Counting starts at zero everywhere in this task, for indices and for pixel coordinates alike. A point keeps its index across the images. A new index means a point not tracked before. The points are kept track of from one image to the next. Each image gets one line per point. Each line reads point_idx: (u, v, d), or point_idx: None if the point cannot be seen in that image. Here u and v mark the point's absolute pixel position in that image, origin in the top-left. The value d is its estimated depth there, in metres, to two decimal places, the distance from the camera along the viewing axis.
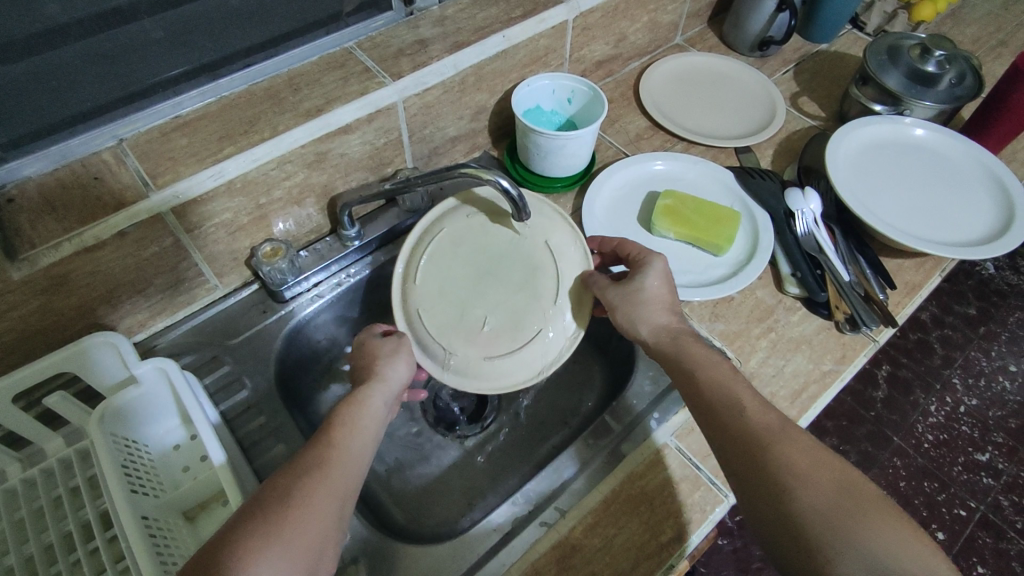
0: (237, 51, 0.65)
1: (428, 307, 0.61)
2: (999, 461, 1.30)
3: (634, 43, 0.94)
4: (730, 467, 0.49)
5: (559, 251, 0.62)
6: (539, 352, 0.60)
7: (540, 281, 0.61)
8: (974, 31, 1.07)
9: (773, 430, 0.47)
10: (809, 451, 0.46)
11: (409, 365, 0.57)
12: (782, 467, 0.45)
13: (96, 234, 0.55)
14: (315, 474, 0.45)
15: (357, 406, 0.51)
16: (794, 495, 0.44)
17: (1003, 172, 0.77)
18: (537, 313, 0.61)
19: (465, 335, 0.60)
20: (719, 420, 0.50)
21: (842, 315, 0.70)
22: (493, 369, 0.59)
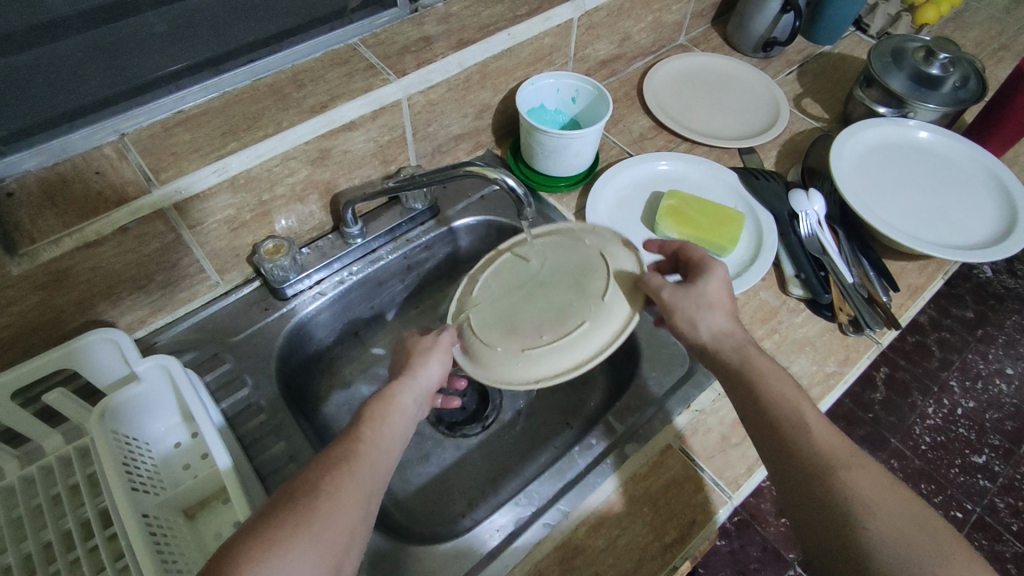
0: (242, 46, 0.64)
1: (472, 306, 0.60)
2: (996, 464, 1.30)
3: (638, 43, 0.93)
4: (789, 483, 0.49)
5: (612, 257, 0.60)
6: (581, 345, 0.54)
7: (592, 280, 0.58)
8: (976, 35, 1.07)
9: (840, 454, 0.47)
10: (876, 476, 0.46)
11: (441, 366, 0.56)
12: (849, 490, 0.45)
13: (97, 230, 0.54)
14: (342, 469, 0.45)
15: (387, 402, 0.51)
16: (860, 518, 0.44)
17: (1007, 176, 0.77)
18: (582, 307, 0.56)
19: (504, 329, 0.57)
20: (779, 434, 0.49)
21: (845, 316, 0.70)
22: (529, 362, 0.54)
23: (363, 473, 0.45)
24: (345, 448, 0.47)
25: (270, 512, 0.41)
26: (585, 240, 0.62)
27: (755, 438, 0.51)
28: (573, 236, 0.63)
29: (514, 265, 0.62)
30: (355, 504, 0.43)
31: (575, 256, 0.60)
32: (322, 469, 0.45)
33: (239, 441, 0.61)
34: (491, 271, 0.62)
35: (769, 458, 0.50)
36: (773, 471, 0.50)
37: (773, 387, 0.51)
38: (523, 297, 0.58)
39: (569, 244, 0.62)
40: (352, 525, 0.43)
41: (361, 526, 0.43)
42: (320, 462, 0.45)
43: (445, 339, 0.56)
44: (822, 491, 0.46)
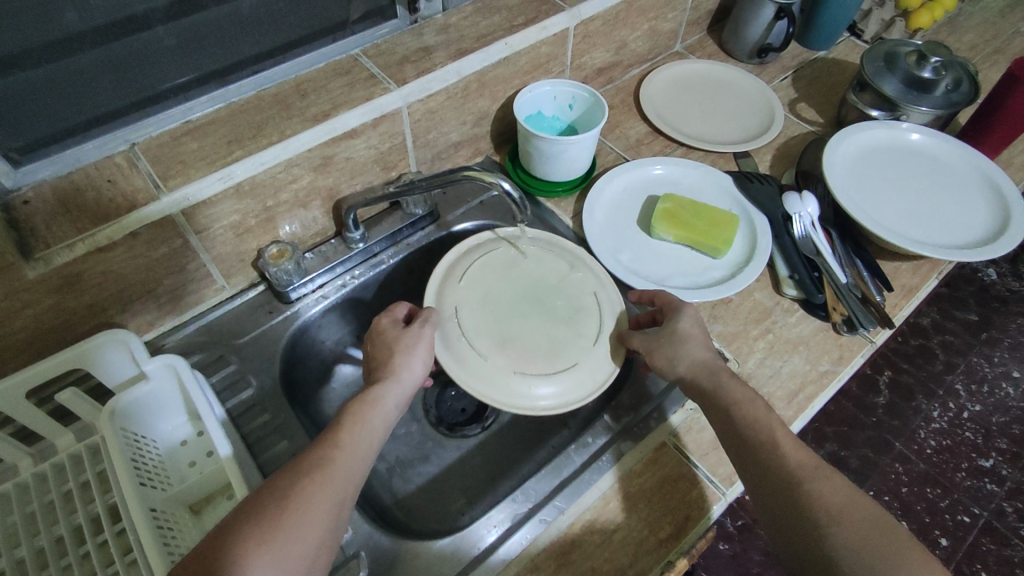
0: (247, 58, 0.67)
1: (467, 310, 0.64)
2: (1003, 468, 1.30)
3: (635, 50, 0.95)
4: (759, 498, 0.50)
5: (605, 302, 0.66)
6: (566, 381, 0.60)
7: (584, 323, 0.64)
8: (971, 39, 1.08)
9: (807, 468, 0.48)
10: (840, 489, 0.47)
11: (424, 363, 0.58)
12: (813, 504, 0.46)
13: (108, 235, 0.57)
14: (313, 476, 0.46)
15: (369, 406, 0.52)
16: (823, 532, 0.45)
17: (998, 176, 0.78)
18: (574, 348, 0.62)
19: (497, 344, 0.62)
20: (748, 446, 0.51)
21: (839, 316, 0.71)
22: (514, 384, 0.59)
23: (335, 480, 0.47)
24: (321, 452, 0.48)
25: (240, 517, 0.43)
26: (581, 276, 0.68)
27: (732, 453, 0.52)
28: (570, 267, 0.69)
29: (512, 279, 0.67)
30: (326, 512, 0.45)
31: (573, 292, 0.67)
32: (293, 475, 0.46)
33: (244, 440, 0.63)
34: (487, 275, 0.67)
35: (741, 472, 0.52)
36: (746, 485, 0.52)
37: (742, 397, 0.53)
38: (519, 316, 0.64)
39: (568, 276, 0.68)
40: (322, 533, 0.44)
41: (332, 532, 0.45)
42: (294, 465, 0.47)
43: (429, 337, 0.59)
44: (792, 505, 0.47)
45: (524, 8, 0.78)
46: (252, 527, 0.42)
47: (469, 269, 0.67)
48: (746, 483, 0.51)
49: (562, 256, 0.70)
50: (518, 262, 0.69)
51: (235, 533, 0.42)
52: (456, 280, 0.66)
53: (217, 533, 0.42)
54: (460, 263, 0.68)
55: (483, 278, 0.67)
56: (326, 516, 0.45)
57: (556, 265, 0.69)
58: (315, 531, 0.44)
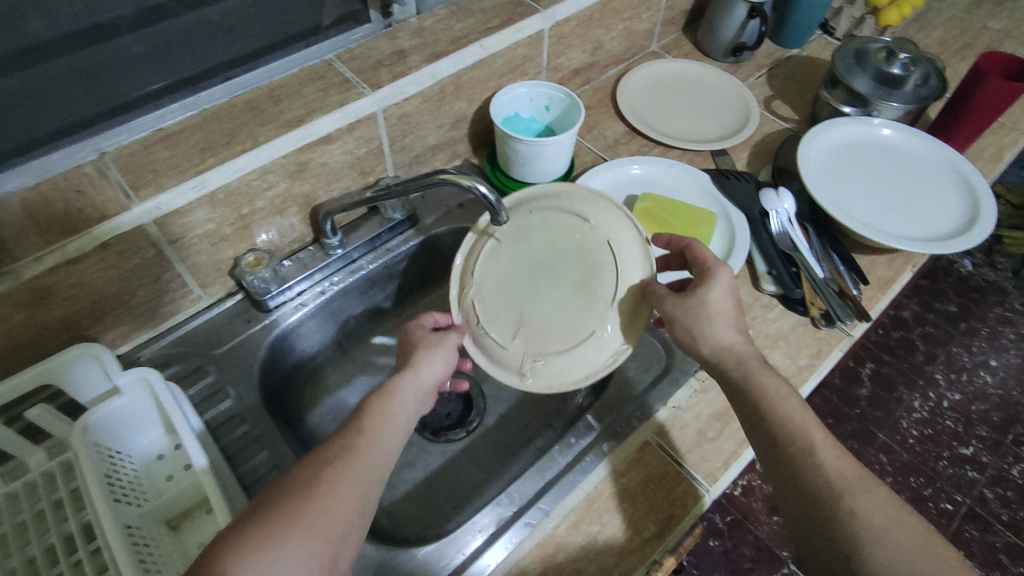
0: (219, 64, 0.66)
1: (484, 301, 0.61)
2: (984, 455, 1.32)
3: (610, 51, 0.96)
4: (797, 504, 0.49)
5: (621, 251, 0.60)
6: (591, 356, 0.59)
7: (601, 281, 0.59)
8: (939, 34, 1.10)
9: (846, 478, 0.47)
10: (884, 503, 0.46)
11: (444, 363, 0.57)
12: (853, 518, 0.45)
13: (79, 246, 0.56)
14: (341, 461, 0.46)
15: (391, 395, 0.52)
16: (863, 549, 0.44)
17: (967, 168, 0.80)
18: (592, 314, 0.59)
19: (518, 329, 0.60)
20: (782, 443, 0.50)
21: (817, 311, 0.72)
22: (540, 367, 0.59)
23: (361, 463, 0.46)
24: (349, 437, 0.48)
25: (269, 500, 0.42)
26: (592, 223, 0.61)
27: (765, 457, 0.52)
28: (579, 217, 0.62)
29: (523, 249, 0.62)
30: (353, 494, 0.44)
31: (586, 247, 0.61)
32: (319, 461, 0.45)
33: (223, 452, 0.62)
34: (495, 254, 0.62)
35: (775, 472, 0.51)
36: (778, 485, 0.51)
37: None
38: (535, 295, 0.60)
39: (578, 231, 0.61)
40: (349, 514, 0.43)
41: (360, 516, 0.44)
42: (320, 453, 0.46)
43: (451, 339, 0.59)
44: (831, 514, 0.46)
45: (498, 10, 0.78)
46: (280, 508, 0.41)
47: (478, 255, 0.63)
48: (782, 487, 0.51)
49: (570, 207, 0.62)
50: (527, 226, 0.62)
51: (265, 516, 0.41)
52: (469, 270, 0.63)
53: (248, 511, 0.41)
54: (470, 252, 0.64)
55: (491, 259, 0.62)
56: (354, 496, 0.44)
57: (565, 220, 0.62)
58: (343, 510, 0.43)
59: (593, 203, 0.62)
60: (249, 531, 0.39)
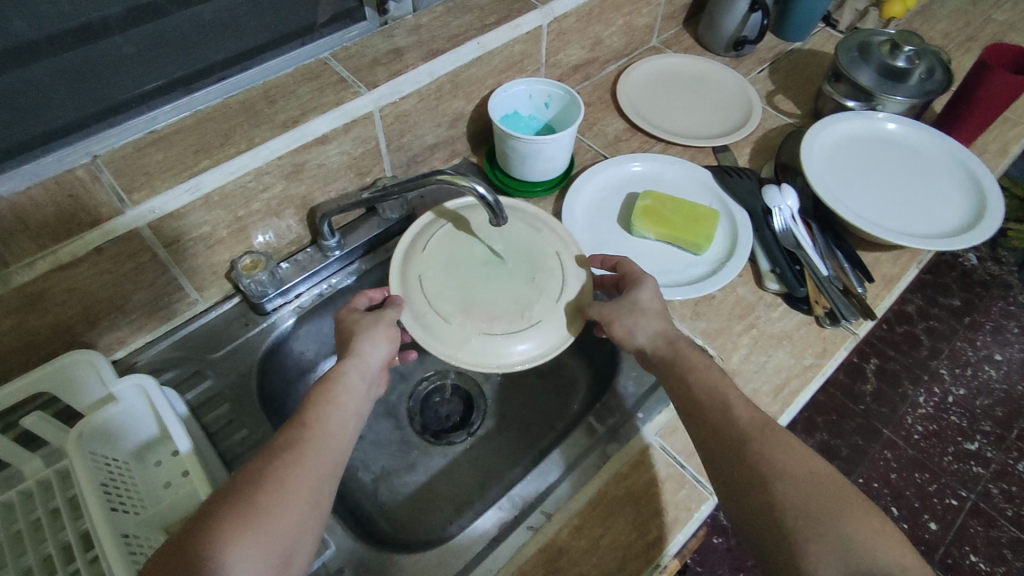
0: (213, 65, 0.65)
1: (431, 277, 0.62)
2: (988, 450, 1.32)
3: (610, 47, 0.95)
4: (713, 461, 0.49)
5: (567, 261, 0.64)
6: (529, 342, 0.59)
7: (547, 280, 0.62)
8: (944, 27, 1.09)
9: (756, 427, 0.48)
10: (787, 445, 0.47)
11: (388, 342, 0.57)
12: (762, 463, 0.46)
13: (70, 252, 0.55)
14: (291, 454, 0.46)
15: (334, 384, 0.52)
16: (776, 490, 0.45)
17: (973, 164, 0.79)
18: (534, 307, 0.61)
19: (462, 308, 0.60)
20: (699, 407, 0.51)
21: (821, 309, 0.71)
22: (478, 347, 0.59)
23: (314, 456, 0.47)
24: (295, 432, 0.48)
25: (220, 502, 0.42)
26: (543, 234, 0.66)
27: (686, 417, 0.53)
28: (532, 227, 0.66)
29: (475, 241, 0.65)
30: (311, 487, 0.45)
31: (536, 251, 0.64)
32: (270, 458, 0.46)
33: (220, 457, 0.61)
34: (449, 241, 0.65)
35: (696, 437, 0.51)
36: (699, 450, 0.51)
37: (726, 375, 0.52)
38: (483, 279, 0.62)
39: (531, 236, 0.65)
40: (303, 507, 0.44)
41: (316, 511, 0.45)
42: (266, 450, 0.46)
43: (389, 315, 0.58)
44: (741, 457, 0.47)
45: (496, 7, 0.77)
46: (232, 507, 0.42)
47: (433, 238, 0.65)
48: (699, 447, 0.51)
49: (524, 216, 0.67)
50: (483, 224, 0.66)
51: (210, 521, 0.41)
52: (421, 249, 0.64)
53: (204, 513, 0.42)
54: (426, 234, 0.65)
55: (444, 244, 0.64)
56: (312, 488, 0.45)
57: (520, 226, 0.66)
58: (300, 504, 0.44)
59: (548, 220, 0.67)
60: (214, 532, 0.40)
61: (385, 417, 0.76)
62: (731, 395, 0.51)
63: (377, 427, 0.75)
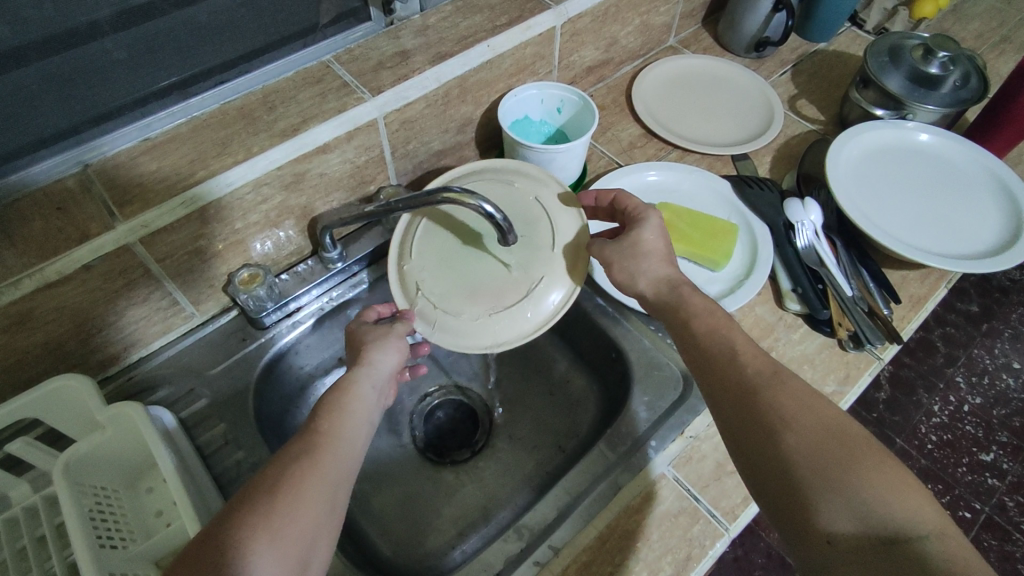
0: (210, 68, 0.62)
1: (429, 279, 0.59)
2: (1004, 461, 1.27)
3: (626, 47, 0.90)
4: (724, 419, 0.48)
5: (550, 206, 0.61)
6: (544, 301, 0.58)
7: (537, 233, 0.59)
8: (976, 27, 1.04)
9: (764, 377, 0.47)
10: (797, 395, 0.46)
11: (398, 352, 0.55)
12: (772, 412, 0.45)
13: (58, 269, 0.52)
14: (304, 462, 0.44)
15: (344, 392, 0.50)
16: (783, 441, 0.44)
17: (1009, 178, 0.75)
18: (535, 265, 0.58)
19: (470, 297, 0.58)
20: (713, 367, 0.50)
21: (845, 332, 0.67)
22: (500, 324, 0.58)
23: (330, 462, 0.44)
24: (308, 440, 0.45)
25: (248, 494, 0.41)
26: (517, 184, 0.61)
27: (700, 380, 0.51)
28: (504, 181, 0.62)
29: (455, 223, 0.60)
30: (328, 494, 0.43)
31: (517, 204, 0.60)
32: (291, 456, 0.44)
33: (214, 481, 0.59)
34: (430, 232, 0.61)
35: (712, 404, 0.49)
36: (715, 416, 0.49)
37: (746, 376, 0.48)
38: (479, 261, 0.59)
39: (506, 191, 0.61)
40: (318, 511, 0.42)
41: (330, 519, 0.42)
42: (281, 455, 0.44)
43: (400, 328, 0.56)
44: (752, 411, 0.46)
45: (507, 7, 0.73)
46: (249, 516, 0.39)
47: (414, 237, 0.61)
48: (712, 410, 0.49)
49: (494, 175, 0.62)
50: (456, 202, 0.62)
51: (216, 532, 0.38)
52: (408, 255, 0.60)
53: (218, 523, 0.39)
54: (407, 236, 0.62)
55: (426, 238, 0.61)
56: (331, 489, 0.43)
57: (490, 185, 0.61)
58: (330, 492, 0.43)
59: (517, 170, 0.63)
60: (242, 524, 0.39)
61: (389, 435, 0.73)
62: (742, 349, 0.50)
63: (379, 445, 0.72)
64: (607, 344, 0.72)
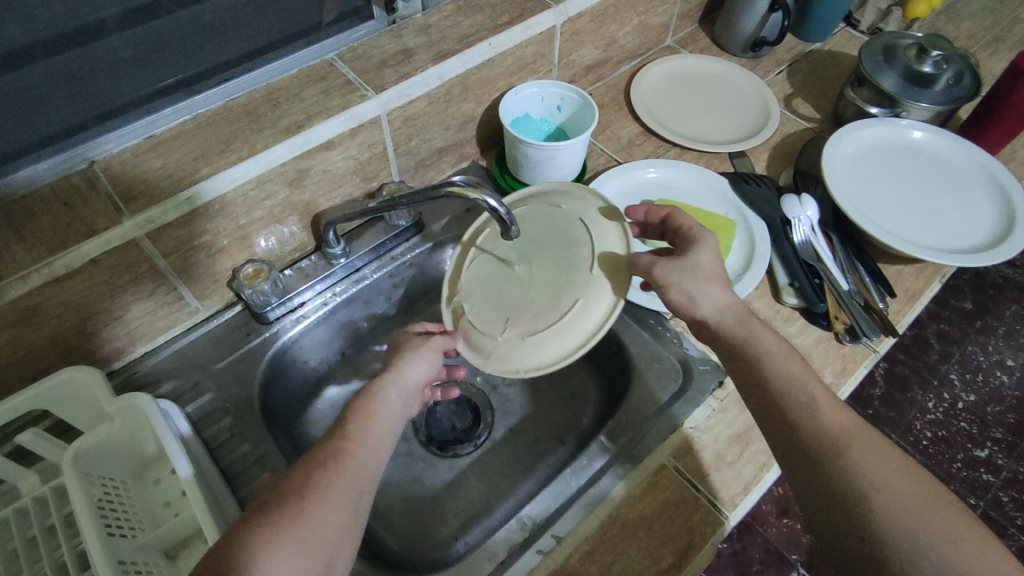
0: (214, 66, 0.62)
1: (473, 303, 0.59)
2: (998, 457, 1.29)
3: (624, 47, 0.91)
4: (799, 471, 0.48)
5: (594, 224, 0.58)
6: (579, 322, 0.55)
7: (577, 253, 0.57)
8: (969, 26, 1.05)
9: (850, 435, 0.46)
10: (886, 458, 0.45)
11: (428, 365, 0.55)
12: (861, 476, 0.45)
13: (66, 263, 0.53)
14: (327, 468, 0.44)
15: (372, 399, 0.50)
16: (872, 507, 0.44)
17: (1001, 174, 0.76)
18: (572, 286, 0.56)
19: (507, 320, 0.57)
20: (786, 415, 0.49)
21: (841, 325, 0.69)
22: (535, 347, 0.55)
23: (353, 468, 0.45)
24: (331, 445, 0.46)
25: (273, 495, 0.42)
26: (563, 206, 0.60)
27: (768, 427, 0.51)
28: (551, 205, 0.61)
29: (502, 246, 0.61)
30: (346, 498, 0.43)
31: (560, 226, 0.59)
32: (315, 461, 0.45)
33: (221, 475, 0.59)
34: (480, 258, 0.62)
35: (783, 450, 0.49)
36: (788, 465, 0.49)
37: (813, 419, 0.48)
38: (518, 284, 0.58)
39: (551, 214, 0.60)
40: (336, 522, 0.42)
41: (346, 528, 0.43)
42: (307, 458, 0.45)
43: (436, 341, 0.56)
44: (838, 472, 0.45)
45: (508, 6, 0.74)
46: (270, 516, 0.41)
47: (465, 263, 0.62)
48: (786, 459, 0.49)
49: (544, 199, 0.62)
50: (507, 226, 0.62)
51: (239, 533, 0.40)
52: (458, 279, 0.62)
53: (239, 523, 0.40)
54: (458, 262, 0.63)
55: (476, 263, 0.62)
56: (351, 497, 0.44)
57: (538, 210, 0.61)
58: (356, 499, 0.44)
59: (565, 191, 0.61)
60: (265, 523, 0.40)
61: None
62: (820, 397, 0.49)
63: None
64: (608, 338, 0.73)
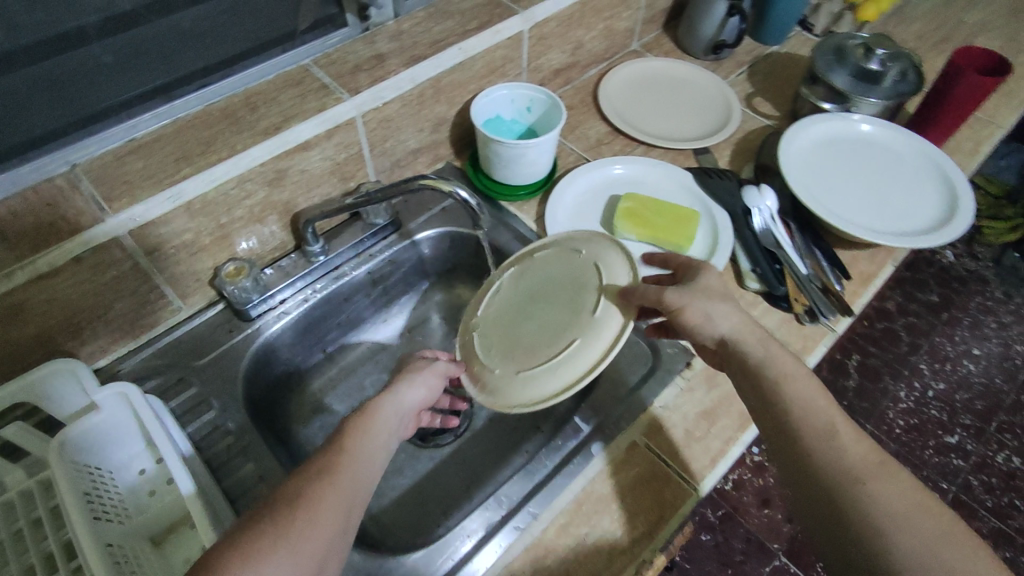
0: (193, 71, 0.64)
1: (484, 336, 0.62)
2: (967, 443, 1.34)
3: (590, 51, 0.96)
4: (812, 496, 0.47)
5: (607, 268, 0.59)
6: (573, 361, 0.54)
7: (585, 295, 0.58)
8: (916, 29, 1.11)
9: (871, 465, 0.45)
10: (905, 489, 0.44)
11: (426, 389, 0.56)
12: (878, 507, 0.43)
13: (50, 261, 0.55)
14: (320, 481, 0.44)
15: (370, 414, 0.51)
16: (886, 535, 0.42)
17: (944, 163, 0.81)
18: (574, 324, 0.56)
19: (511, 355, 0.58)
20: (803, 444, 0.48)
21: (801, 307, 0.72)
22: (528, 382, 0.55)
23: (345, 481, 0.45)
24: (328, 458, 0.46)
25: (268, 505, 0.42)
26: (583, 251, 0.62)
27: (783, 455, 0.50)
28: (573, 250, 0.63)
29: (523, 286, 0.64)
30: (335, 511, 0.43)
31: (575, 270, 0.61)
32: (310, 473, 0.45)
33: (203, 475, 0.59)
34: (499, 295, 0.65)
35: (795, 474, 0.49)
36: (801, 491, 0.48)
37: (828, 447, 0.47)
38: (528, 321, 0.60)
39: (570, 258, 0.62)
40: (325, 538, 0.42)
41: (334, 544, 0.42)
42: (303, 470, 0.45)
43: (436, 366, 0.58)
44: (854, 500, 0.44)
45: (477, 12, 0.78)
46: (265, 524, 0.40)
47: (485, 299, 0.65)
48: (801, 486, 0.48)
49: (568, 245, 0.64)
50: (529, 268, 0.65)
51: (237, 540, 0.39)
52: (474, 313, 0.65)
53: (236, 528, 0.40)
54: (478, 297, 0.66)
55: (495, 299, 0.65)
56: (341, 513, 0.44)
57: (559, 254, 0.63)
58: (341, 524, 0.43)
59: (588, 240, 0.64)
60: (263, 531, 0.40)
61: None
62: (840, 425, 0.47)
63: None
64: None
